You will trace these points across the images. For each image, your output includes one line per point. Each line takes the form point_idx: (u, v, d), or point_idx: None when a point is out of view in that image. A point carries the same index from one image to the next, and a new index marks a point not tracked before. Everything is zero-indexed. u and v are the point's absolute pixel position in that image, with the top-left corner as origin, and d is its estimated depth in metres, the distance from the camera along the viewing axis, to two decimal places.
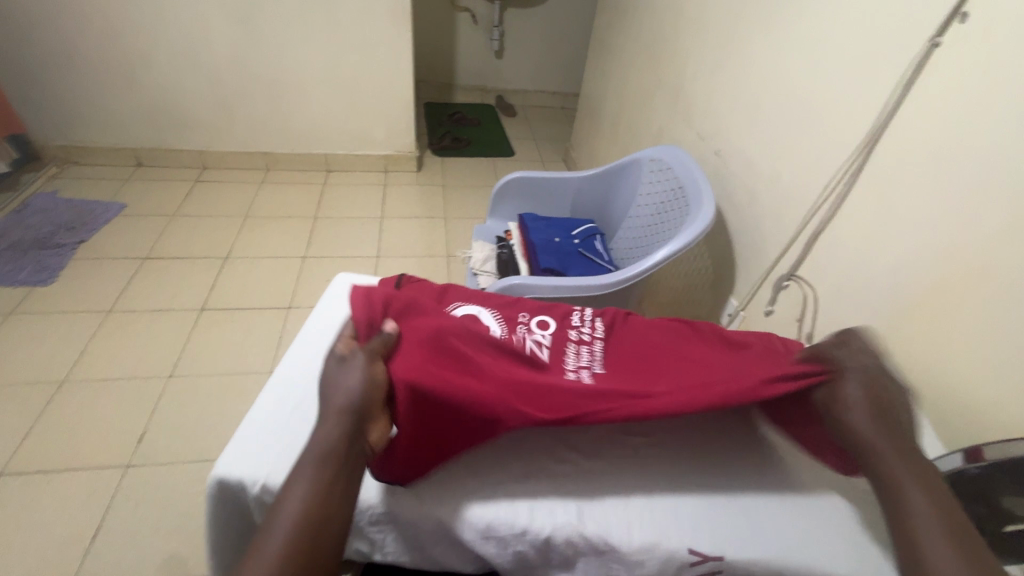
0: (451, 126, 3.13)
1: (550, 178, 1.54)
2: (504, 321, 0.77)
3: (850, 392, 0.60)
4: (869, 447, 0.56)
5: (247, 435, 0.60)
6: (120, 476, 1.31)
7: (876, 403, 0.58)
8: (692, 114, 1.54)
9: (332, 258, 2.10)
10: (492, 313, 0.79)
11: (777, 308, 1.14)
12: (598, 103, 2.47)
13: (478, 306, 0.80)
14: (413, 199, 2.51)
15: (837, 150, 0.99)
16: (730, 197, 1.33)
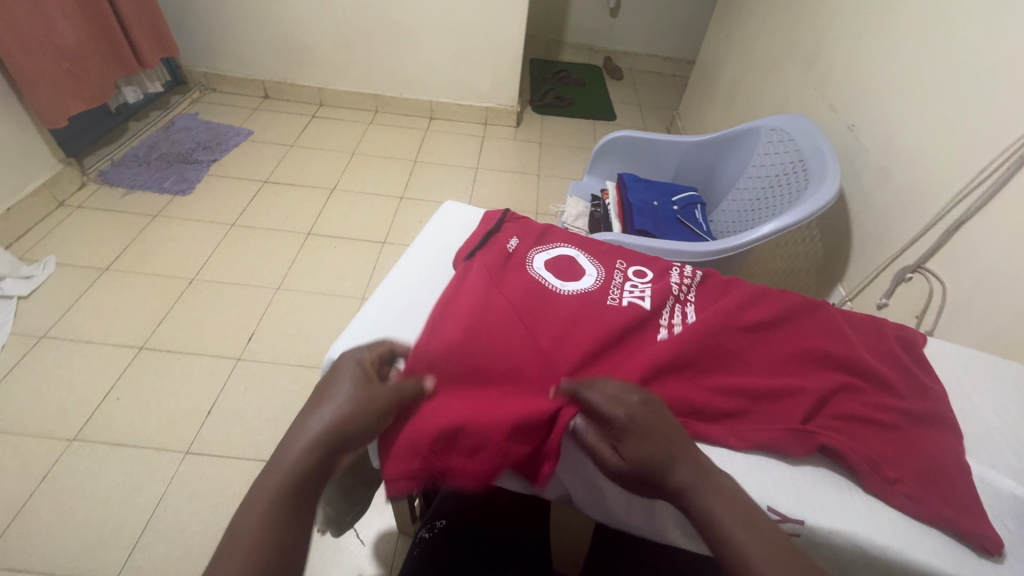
0: (554, 85, 3.08)
1: (656, 140, 1.49)
2: (602, 263, 0.78)
3: (625, 458, 0.52)
4: (684, 504, 0.51)
5: (361, 329, 0.66)
6: (231, 366, 1.49)
7: (643, 467, 0.51)
8: (826, 84, 1.41)
9: (427, 201, 2.19)
10: (591, 257, 0.79)
11: (893, 302, 1.04)
12: (715, 69, 2.31)
13: (577, 249, 0.80)
14: (509, 154, 2.53)
15: (1006, 128, 0.86)
16: (858, 178, 1.21)
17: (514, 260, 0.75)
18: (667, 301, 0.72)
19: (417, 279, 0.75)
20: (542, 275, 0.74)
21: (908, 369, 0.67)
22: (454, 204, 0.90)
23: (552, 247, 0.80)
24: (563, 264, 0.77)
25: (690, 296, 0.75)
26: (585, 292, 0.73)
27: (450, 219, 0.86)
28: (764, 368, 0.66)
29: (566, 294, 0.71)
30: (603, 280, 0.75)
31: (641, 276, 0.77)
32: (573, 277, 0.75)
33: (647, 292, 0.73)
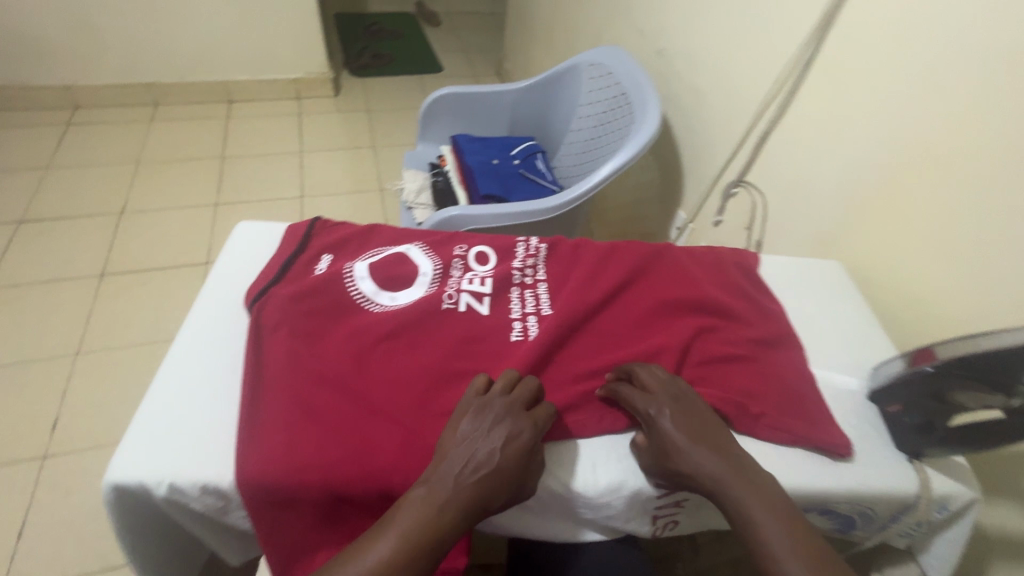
0: (368, 41, 2.78)
1: (481, 93, 1.39)
2: (435, 254, 0.69)
3: (656, 431, 0.53)
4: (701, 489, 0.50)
5: (147, 427, 0.51)
6: (38, 468, 1.18)
7: (673, 444, 0.51)
8: (631, 9, 1.40)
9: (251, 202, 1.89)
10: (423, 249, 0.69)
11: (726, 217, 1.10)
12: (528, 3, 2.23)
13: (405, 244, 0.70)
14: (336, 129, 2.26)
15: (789, 36, 0.91)
16: (675, 100, 1.24)
17: (327, 278, 0.63)
18: (512, 287, 0.66)
19: (211, 332, 0.60)
20: (365, 287, 0.64)
21: (751, 295, 0.69)
22: (246, 222, 0.74)
23: (375, 250, 0.69)
24: (390, 267, 0.66)
25: (539, 271, 0.69)
26: (421, 298, 0.63)
27: (242, 239, 0.69)
28: (629, 329, 0.64)
29: (396, 308, 0.62)
30: (439, 277, 0.66)
31: (482, 261, 0.69)
32: (404, 283, 0.65)
33: (489, 281, 0.66)
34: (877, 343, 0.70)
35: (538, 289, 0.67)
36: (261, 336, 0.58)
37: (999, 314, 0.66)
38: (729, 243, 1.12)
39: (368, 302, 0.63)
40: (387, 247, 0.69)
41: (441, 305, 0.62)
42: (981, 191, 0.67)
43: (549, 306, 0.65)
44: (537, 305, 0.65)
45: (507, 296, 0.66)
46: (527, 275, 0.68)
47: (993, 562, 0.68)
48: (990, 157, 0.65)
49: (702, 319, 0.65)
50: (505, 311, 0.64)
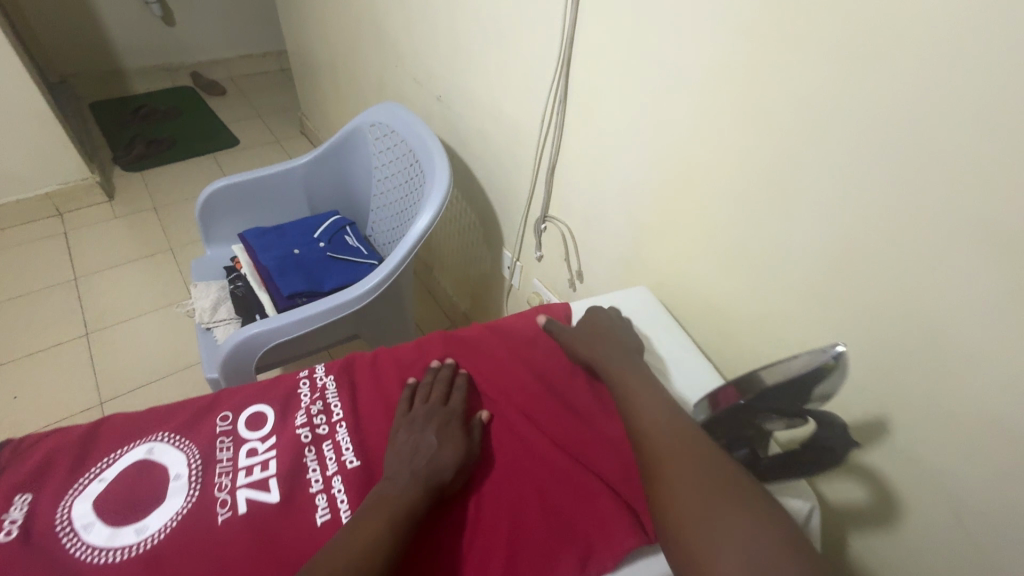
0: (139, 127, 2.43)
1: (262, 176, 1.24)
2: (193, 442, 0.54)
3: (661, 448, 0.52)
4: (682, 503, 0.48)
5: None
6: None
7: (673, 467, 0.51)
8: (402, 59, 1.35)
9: (17, 359, 1.52)
10: (174, 439, 0.54)
11: (545, 251, 1.09)
12: (309, 59, 2.10)
13: (150, 437, 0.54)
14: (118, 238, 1.92)
15: (543, 73, 0.91)
16: (466, 144, 1.21)
17: (34, 543, 0.45)
18: (305, 449, 0.54)
19: None
20: (95, 534, 0.47)
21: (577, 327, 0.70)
22: None
23: (104, 461, 0.52)
24: (128, 484, 0.50)
25: (337, 410, 0.59)
26: (180, 514, 0.49)
27: None
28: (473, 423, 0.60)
29: (144, 545, 0.46)
30: (202, 473, 0.52)
31: (258, 428, 0.56)
32: (152, 500, 0.49)
33: (272, 458, 0.53)
34: (694, 360, 0.74)
35: (338, 437, 0.56)
36: None
37: (780, 309, 0.69)
38: (554, 276, 1.10)
39: (101, 550, 0.46)
40: (123, 453, 0.52)
41: (209, 517, 0.49)
42: (731, 197, 0.69)
43: (355, 456, 0.55)
44: (341, 462, 0.54)
45: (300, 465, 0.53)
46: (321, 424, 0.57)
47: (848, 535, 0.71)
48: (729, 164, 0.68)
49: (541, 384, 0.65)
50: (303, 486, 0.52)
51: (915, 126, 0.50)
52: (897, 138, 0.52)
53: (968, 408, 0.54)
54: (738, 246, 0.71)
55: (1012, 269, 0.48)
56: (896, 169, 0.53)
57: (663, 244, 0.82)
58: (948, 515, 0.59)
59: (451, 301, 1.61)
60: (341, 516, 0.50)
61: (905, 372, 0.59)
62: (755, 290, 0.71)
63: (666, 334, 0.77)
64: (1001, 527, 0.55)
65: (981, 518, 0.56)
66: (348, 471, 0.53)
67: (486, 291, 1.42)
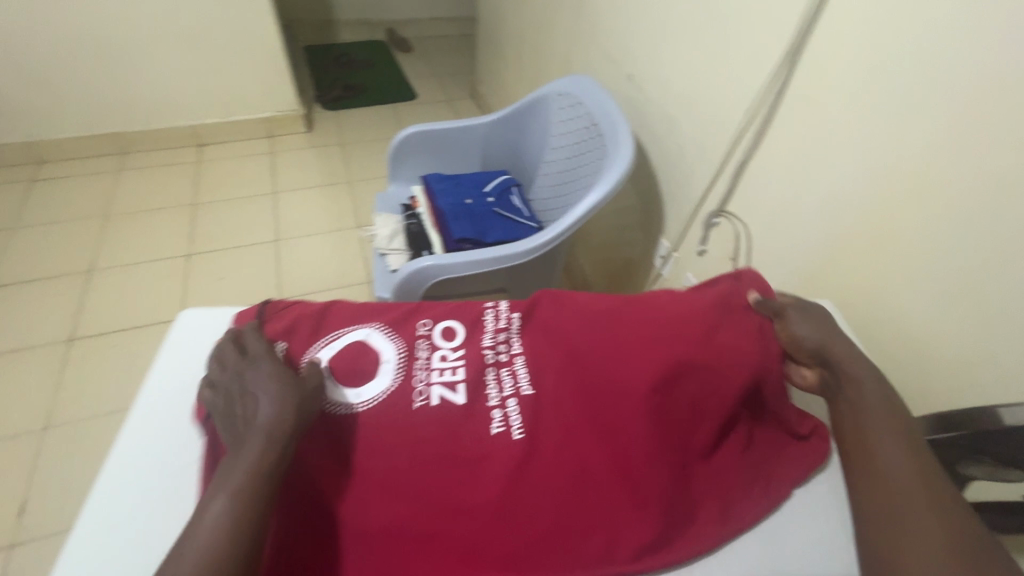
0: (339, 72, 2.75)
1: (452, 127, 1.35)
2: (397, 340, 0.65)
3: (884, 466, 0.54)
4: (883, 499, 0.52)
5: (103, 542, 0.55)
6: (9, 557, 1.14)
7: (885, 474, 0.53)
8: (598, 35, 1.37)
9: (224, 250, 1.84)
10: (385, 331, 0.65)
11: (710, 247, 1.07)
12: (496, 27, 2.20)
13: (367, 326, 0.66)
14: (310, 166, 2.22)
15: (759, 65, 0.87)
16: (648, 127, 1.21)
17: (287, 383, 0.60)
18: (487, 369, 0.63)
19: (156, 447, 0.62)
20: (326, 388, 0.60)
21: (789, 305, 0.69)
22: (196, 308, 0.76)
23: (334, 335, 0.64)
24: (349, 358, 0.62)
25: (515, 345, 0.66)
26: (387, 393, 0.60)
27: (176, 330, 0.73)
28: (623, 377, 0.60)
29: (361, 408, 0.58)
30: (405, 366, 0.62)
31: (450, 338, 0.66)
32: (366, 374, 0.61)
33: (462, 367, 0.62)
34: None
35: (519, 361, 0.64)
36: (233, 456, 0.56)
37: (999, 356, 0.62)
38: (713, 273, 1.08)
39: (332, 403, 0.59)
40: (349, 331, 0.65)
41: (409, 402, 0.59)
42: (969, 224, 0.62)
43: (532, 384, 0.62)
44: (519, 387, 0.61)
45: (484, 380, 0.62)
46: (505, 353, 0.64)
47: None
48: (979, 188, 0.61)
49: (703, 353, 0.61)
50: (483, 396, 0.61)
51: None
52: None
53: None
54: (962, 280, 0.64)
55: None
56: None
57: (861, 262, 0.77)
58: None
59: (585, 280, 1.65)
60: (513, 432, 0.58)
61: None
62: (968, 332, 0.65)
63: None
64: None
65: None
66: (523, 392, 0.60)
67: (628, 276, 1.43)
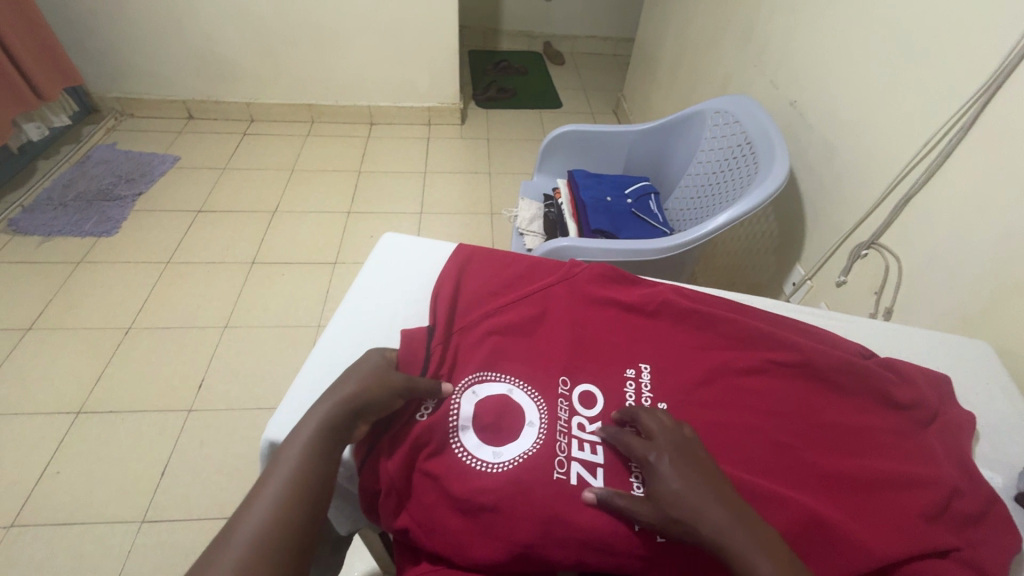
0: (496, 76, 3.00)
1: (605, 131, 1.45)
2: (538, 387, 0.63)
3: None
4: None
5: (278, 415, 0.64)
6: (183, 418, 1.42)
7: None
8: (765, 61, 1.40)
9: (375, 213, 2.10)
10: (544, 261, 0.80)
11: (852, 279, 1.04)
12: (654, 48, 2.28)
13: (510, 379, 0.63)
14: (457, 153, 2.45)
15: (943, 99, 0.86)
16: (804, 153, 1.21)
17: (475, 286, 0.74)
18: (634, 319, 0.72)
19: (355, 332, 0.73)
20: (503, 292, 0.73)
21: (918, 343, 0.74)
22: (392, 235, 0.87)
23: (479, 379, 0.63)
24: (495, 408, 0.61)
25: (646, 387, 0.63)
26: (527, 455, 0.57)
27: (377, 248, 0.84)
28: (767, 416, 0.60)
29: (502, 466, 0.56)
30: (546, 424, 0.60)
31: (589, 405, 0.62)
32: (511, 432, 0.59)
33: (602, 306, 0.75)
34: None
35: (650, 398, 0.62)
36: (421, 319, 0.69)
37: None
38: (851, 306, 1.05)
39: (470, 455, 0.58)
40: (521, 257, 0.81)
41: (551, 472, 0.56)
42: None
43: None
44: None
45: None
46: (642, 405, 0.62)
47: None
48: None
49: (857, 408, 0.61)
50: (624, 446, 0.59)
51: None
52: None
53: None
54: None
55: None
56: None
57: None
58: None
59: None
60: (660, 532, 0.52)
61: None
62: None
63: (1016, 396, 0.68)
64: None
65: None
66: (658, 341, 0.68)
67: None
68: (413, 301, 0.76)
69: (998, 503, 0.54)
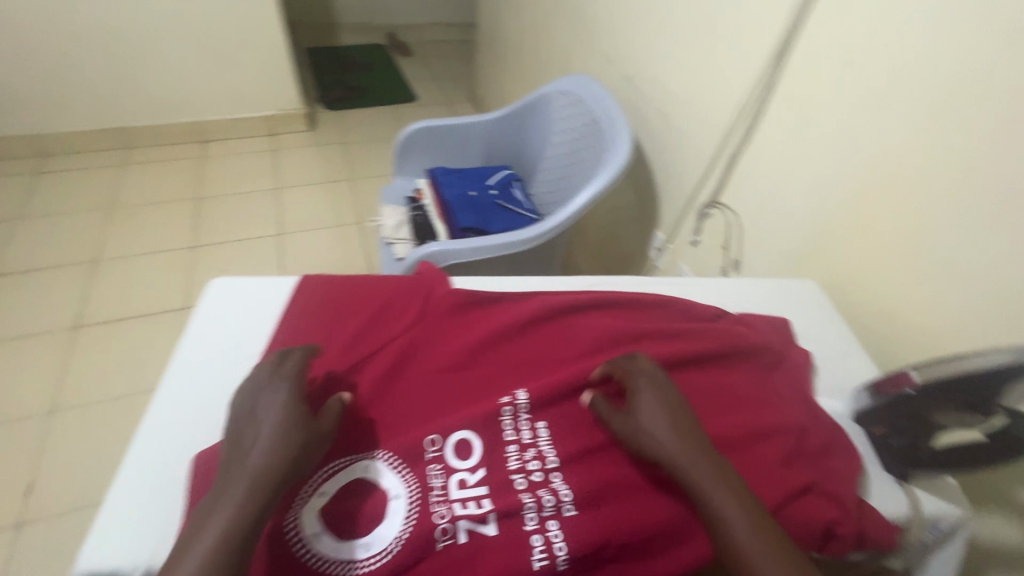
0: (342, 73, 2.80)
1: (457, 124, 1.40)
2: (404, 453, 0.54)
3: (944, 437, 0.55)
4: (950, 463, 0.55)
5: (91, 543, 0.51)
6: (13, 537, 1.15)
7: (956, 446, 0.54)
8: (596, 37, 1.44)
9: (226, 243, 1.87)
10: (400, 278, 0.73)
11: (703, 237, 1.12)
12: (495, 32, 2.27)
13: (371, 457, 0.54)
14: (313, 162, 2.26)
15: (748, 63, 0.93)
16: (645, 124, 1.27)
17: (324, 326, 0.65)
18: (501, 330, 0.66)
19: (186, 410, 0.60)
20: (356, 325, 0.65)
21: (762, 292, 0.80)
22: (222, 279, 0.73)
23: (327, 471, 0.53)
24: (353, 495, 0.52)
25: (523, 411, 0.58)
26: (404, 537, 0.50)
27: (204, 297, 0.71)
28: (644, 401, 0.60)
29: (375, 561, 0.49)
30: (418, 493, 0.52)
31: (465, 457, 0.55)
32: (375, 516, 0.51)
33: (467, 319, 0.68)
34: (856, 365, 0.72)
35: (529, 421, 0.57)
36: (263, 373, 0.59)
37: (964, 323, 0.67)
38: (705, 262, 1.13)
39: (331, 560, 0.49)
40: (375, 280, 0.73)
41: (433, 543, 0.49)
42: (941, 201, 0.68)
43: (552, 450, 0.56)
44: (547, 468, 0.54)
45: (507, 471, 0.54)
46: (521, 433, 0.57)
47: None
48: (952, 167, 0.67)
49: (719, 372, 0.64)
50: (509, 487, 0.53)
51: None
52: None
53: None
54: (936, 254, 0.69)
55: None
56: None
57: (842, 245, 0.83)
58: None
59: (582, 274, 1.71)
60: (558, 562, 0.49)
61: None
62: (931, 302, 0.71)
63: (842, 323, 0.77)
64: None
65: None
66: (529, 347, 0.65)
67: (624, 267, 1.49)
68: (250, 356, 0.65)
69: (838, 434, 0.60)
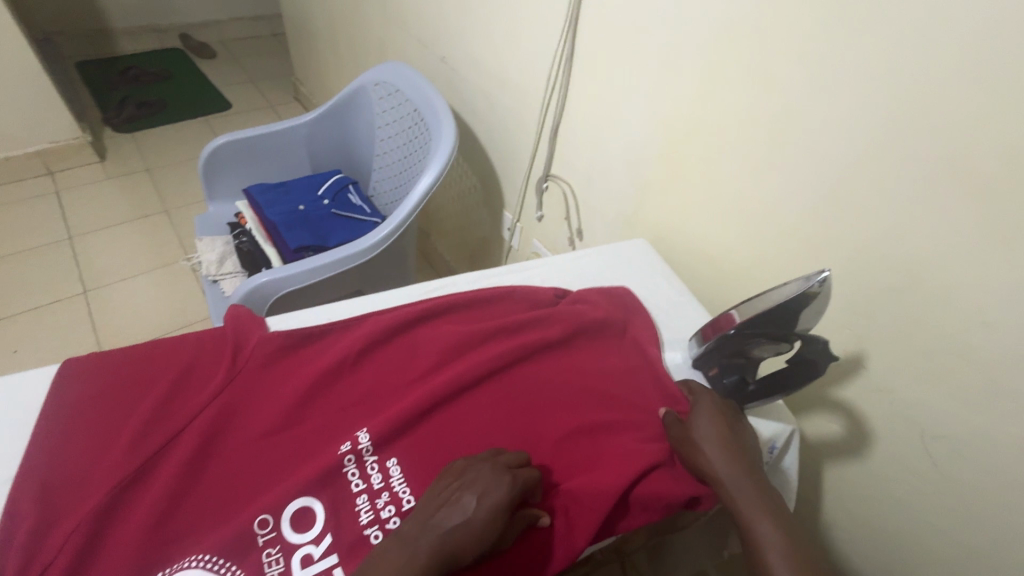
0: (129, 89, 2.39)
1: (270, 133, 1.25)
2: (230, 545, 0.47)
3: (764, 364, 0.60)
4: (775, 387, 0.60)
5: None
6: None
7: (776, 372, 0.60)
8: (405, 19, 1.36)
9: (13, 316, 1.52)
10: (206, 331, 0.62)
11: (546, 211, 1.13)
12: (304, 22, 2.07)
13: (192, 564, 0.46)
14: (110, 199, 1.90)
15: (549, 33, 0.93)
16: (470, 106, 1.23)
17: (109, 412, 0.53)
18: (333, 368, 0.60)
19: None
20: (150, 403, 0.54)
21: (603, 261, 0.81)
22: None
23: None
24: None
25: (369, 452, 0.53)
26: None
27: None
28: (493, 407, 0.58)
29: None
30: None
31: (306, 528, 0.49)
32: None
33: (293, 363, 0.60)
34: (691, 309, 0.77)
35: (377, 462, 0.53)
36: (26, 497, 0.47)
37: (767, 256, 0.74)
38: (553, 235, 1.14)
39: None
40: (173, 339, 0.61)
41: None
42: (728, 149, 0.73)
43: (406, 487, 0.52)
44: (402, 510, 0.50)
45: (360, 527, 0.49)
46: (370, 479, 0.52)
47: (825, 466, 0.78)
48: (728, 116, 0.71)
49: (568, 356, 0.64)
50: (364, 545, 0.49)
51: (892, 85, 0.55)
52: (879, 93, 0.56)
53: (941, 341, 0.60)
54: (734, 197, 0.75)
55: (985, 209, 0.52)
56: (887, 117, 0.56)
57: (657, 203, 0.87)
58: (915, 441, 0.66)
59: (448, 266, 1.66)
60: None
61: (887, 309, 0.63)
62: (739, 242, 0.77)
63: (674, 276, 0.81)
64: (953, 444, 0.62)
65: (946, 444, 0.63)
66: (368, 379, 0.59)
67: (484, 253, 1.47)
68: None
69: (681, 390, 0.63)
